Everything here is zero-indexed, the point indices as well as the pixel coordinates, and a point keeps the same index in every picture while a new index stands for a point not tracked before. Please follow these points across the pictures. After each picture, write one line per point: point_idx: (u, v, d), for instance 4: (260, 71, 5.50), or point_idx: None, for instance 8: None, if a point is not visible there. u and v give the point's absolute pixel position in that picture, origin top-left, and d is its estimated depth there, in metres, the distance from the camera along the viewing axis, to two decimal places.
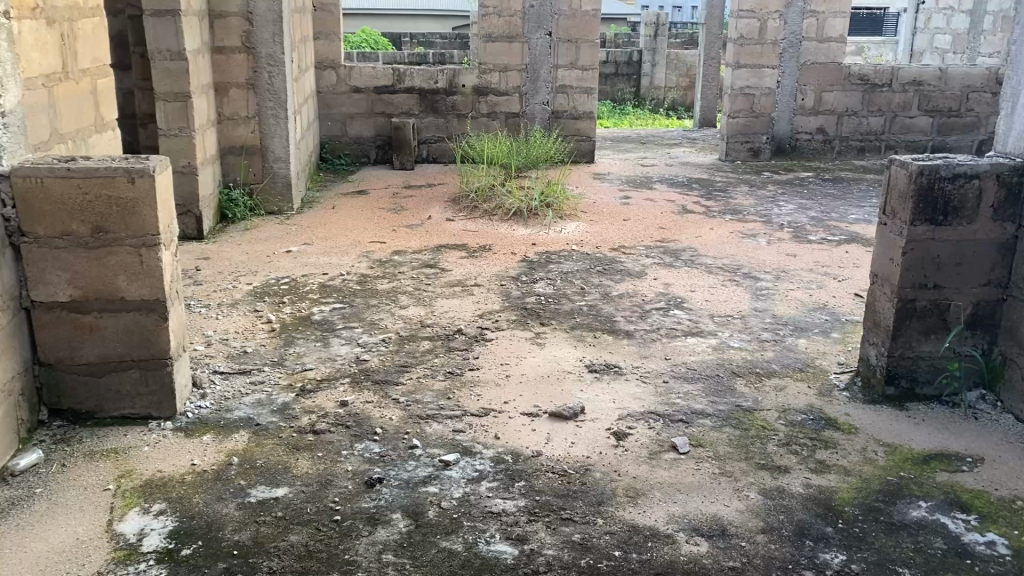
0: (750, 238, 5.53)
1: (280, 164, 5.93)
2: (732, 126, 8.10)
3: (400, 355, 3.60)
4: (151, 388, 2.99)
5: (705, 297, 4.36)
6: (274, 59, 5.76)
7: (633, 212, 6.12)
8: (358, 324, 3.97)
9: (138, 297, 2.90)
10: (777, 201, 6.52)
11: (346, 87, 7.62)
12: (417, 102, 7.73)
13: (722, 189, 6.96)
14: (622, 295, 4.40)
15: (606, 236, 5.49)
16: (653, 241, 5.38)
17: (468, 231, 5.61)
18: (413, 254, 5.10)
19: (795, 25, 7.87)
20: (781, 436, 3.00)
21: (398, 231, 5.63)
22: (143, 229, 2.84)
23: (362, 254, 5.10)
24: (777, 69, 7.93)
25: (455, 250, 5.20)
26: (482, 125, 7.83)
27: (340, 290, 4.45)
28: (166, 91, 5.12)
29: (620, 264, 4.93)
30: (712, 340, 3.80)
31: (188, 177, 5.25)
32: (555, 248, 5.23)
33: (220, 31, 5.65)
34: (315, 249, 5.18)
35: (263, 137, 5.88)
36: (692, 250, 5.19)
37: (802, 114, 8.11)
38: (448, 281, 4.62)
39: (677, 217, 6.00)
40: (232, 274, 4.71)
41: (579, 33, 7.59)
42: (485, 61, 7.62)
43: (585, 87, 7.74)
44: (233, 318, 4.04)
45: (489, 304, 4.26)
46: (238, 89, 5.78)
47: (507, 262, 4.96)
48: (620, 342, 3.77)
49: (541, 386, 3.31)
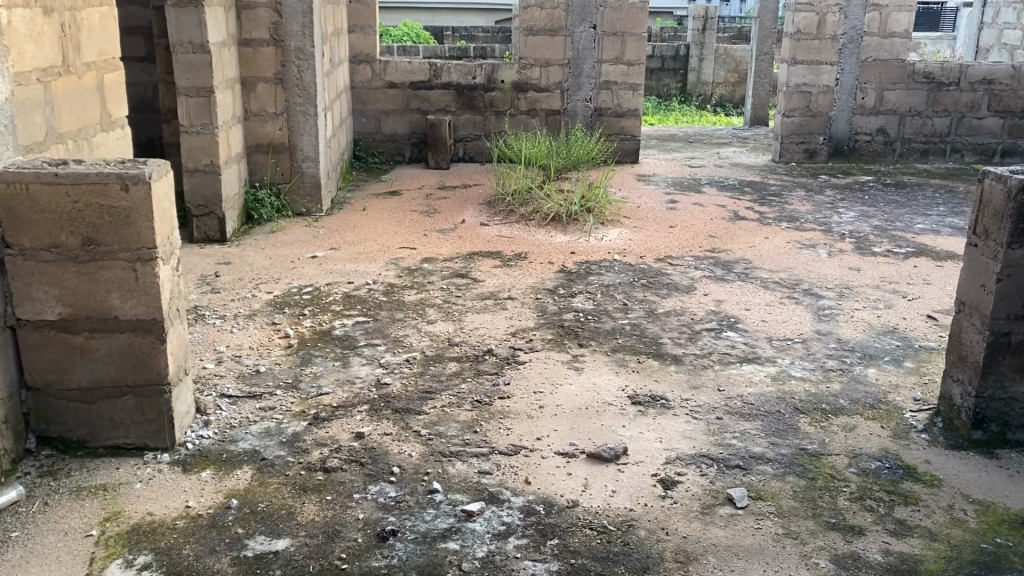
0: (808, 249, 5.12)
1: (308, 162, 5.66)
2: (787, 125, 7.65)
3: (424, 378, 3.28)
4: (147, 417, 2.71)
5: (761, 317, 3.99)
6: (304, 53, 5.49)
7: (680, 218, 5.73)
8: (382, 340, 3.66)
9: (133, 316, 2.62)
10: (836, 208, 6.09)
11: (381, 82, 7.34)
12: (454, 99, 7.41)
13: (777, 193, 6.54)
14: (669, 313, 4.03)
15: (651, 244, 5.12)
16: (703, 251, 5.00)
17: (504, 237, 5.27)
18: (443, 262, 4.79)
19: (856, 19, 7.39)
20: (854, 488, 2.62)
21: (429, 236, 5.31)
22: (138, 242, 2.55)
23: (390, 261, 4.79)
24: (835, 66, 7.46)
25: (490, 258, 4.87)
26: (522, 123, 7.49)
27: (364, 301, 4.15)
28: (188, 86, 4.86)
29: (666, 276, 4.56)
30: (770, 369, 3.43)
31: (211, 177, 5.00)
32: (596, 258, 4.88)
33: (248, 22, 5.39)
34: (342, 254, 4.89)
35: (293, 134, 5.61)
36: (745, 262, 4.80)
37: (861, 113, 7.63)
38: (480, 293, 4.29)
39: (728, 225, 5.60)
40: (253, 281, 4.45)
41: (625, 27, 7.20)
42: (526, 56, 7.28)
43: (631, 84, 7.36)
44: (248, 331, 3.76)
45: (523, 321, 3.92)
46: (265, 83, 5.51)
47: (544, 272, 4.63)
48: (667, 369, 3.42)
49: (578, 420, 2.97)
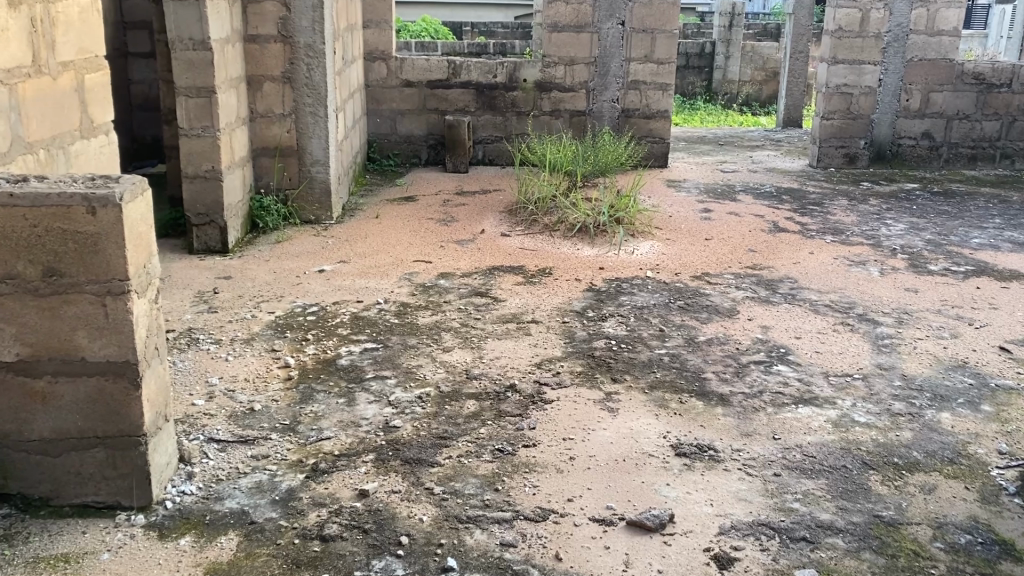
0: (858, 266, 4.70)
1: (318, 167, 5.30)
2: (826, 128, 7.21)
3: (438, 421, 2.90)
4: (120, 472, 2.34)
5: (814, 348, 3.59)
6: (314, 50, 5.13)
7: (716, 230, 5.32)
8: (392, 372, 3.29)
9: (102, 358, 2.25)
10: (883, 220, 5.66)
11: (397, 81, 6.97)
12: (473, 98, 7.03)
13: (818, 202, 6.12)
14: (712, 341, 3.64)
15: (687, 260, 4.72)
16: (743, 269, 4.60)
17: (527, 250, 4.89)
18: (461, 278, 4.41)
19: (901, 16, 6.94)
20: (943, 570, 2.21)
21: (446, 247, 4.93)
22: (108, 273, 2.19)
23: (404, 276, 4.42)
24: (879, 65, 7.00)
25: (511, 274, 4.49)
26: (544, 124, 7.10)
27: (374, 324, 3.78)
28: (188, 85, 4.50)
29: (705, 297, 4.17)
30: (830, 413, 3.04)
31: (212, 183, 4.65)
32: (627, 274, 4.49)
33: (255, 17, 5.04)
34: (352, 268, 4.52)
35: (301, 137, 5.25)
36: (791, 282, 4.40)
37: (905, 116, 7.18)
38: (501, 315, 3.91)
39: (769, 238, 5.19)
40: (253, 299, 4.09)
41: (656, 24, 6.79)
42: (550, 54, 6.89)
43: (661, 84, 6.94)
44: (245, 360, 3.39)
45: (549, 349, 3.54)
46: (273, 82, 5.15)
47: (571, 291, 4.24)
48: (713, 411, 3.02)
49: (615, 476, 2.58)
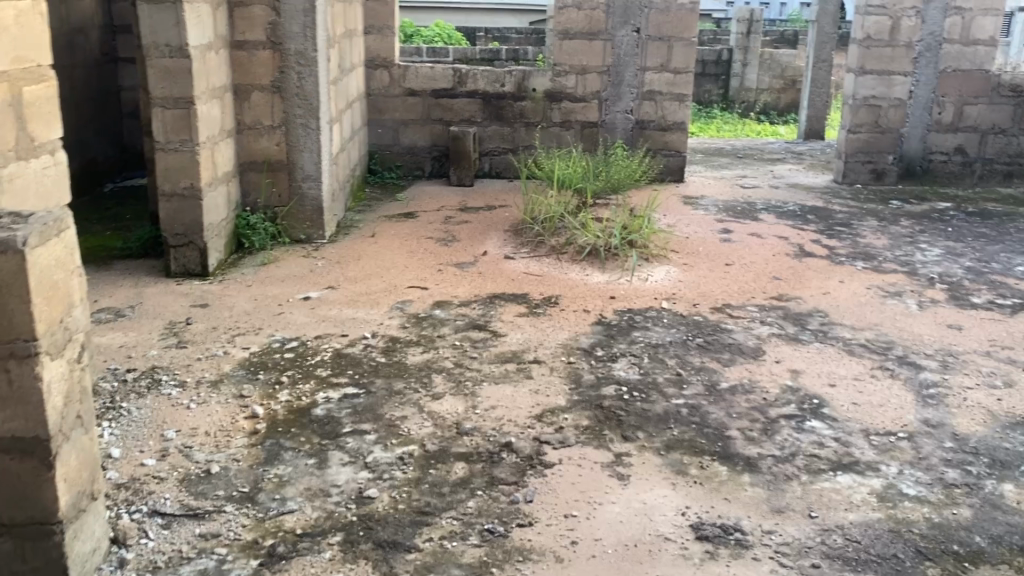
0: (893, 298, 4.29)
1: (310, 183, 4.92)
2: (853, 142, 6.78)
3: (420, 490, 2.51)
4: (30, 565, 1.96)
5: (851, 400, 3.19)
6: (306, 58, 4.76)
7: (736, 254, 4.92)
8: (372, 425, 2.90)
9: (6, 433, 1.88)
10: (918, 244, 5.24)
11: (399, 89, 6.60)
12: (479, 108, 6.66)
13: (846, 223, 5.71)
14: (736, 389, 3.23)
15: (706, 289, 4.32)
16: (768, 300, 4.19)
17: (531, 275, 4.50)
18: (459, 307, 4.02)
19: (935, 24, 6.50)
20: None
21: (444, 271, 4.54)
22: (10, 332, 1.82)
23: (395, 305, 4.03)
24: (910, 76, 6.58)
25: (513, 303, 4.10)
26: (554, 136, 6.70)
27: (358, 363, 3.39)
28: (164, 95, 4.13)
29: (727, 334, 3.76)
30: (874, 484, 2.63)
31: (191, 202, 4.27)
32: (640, 305, 4.09)
33: (242, 22, 4.67)
34: (340, 295, 4.14)
35: (292, 151, 4.88)
36: (821, 317, 3.99)
37: (937, 130, 6.74)
38: (500, 353, 3.52)
39: (795, 264, 4.77)
40: (228, 331, 3.71)
41: (673, 30, 6.40)
42: (561, 62, 6.50)
43: (678, 94, 6.55)
44: (209, 408, 3.01)
45: (552, 396, 3.14)
46: (261, 92, 4.78)
47: (578, 324, 3.84)
48: (739, 481, 2.62)
49: (625, 568, 2.19)
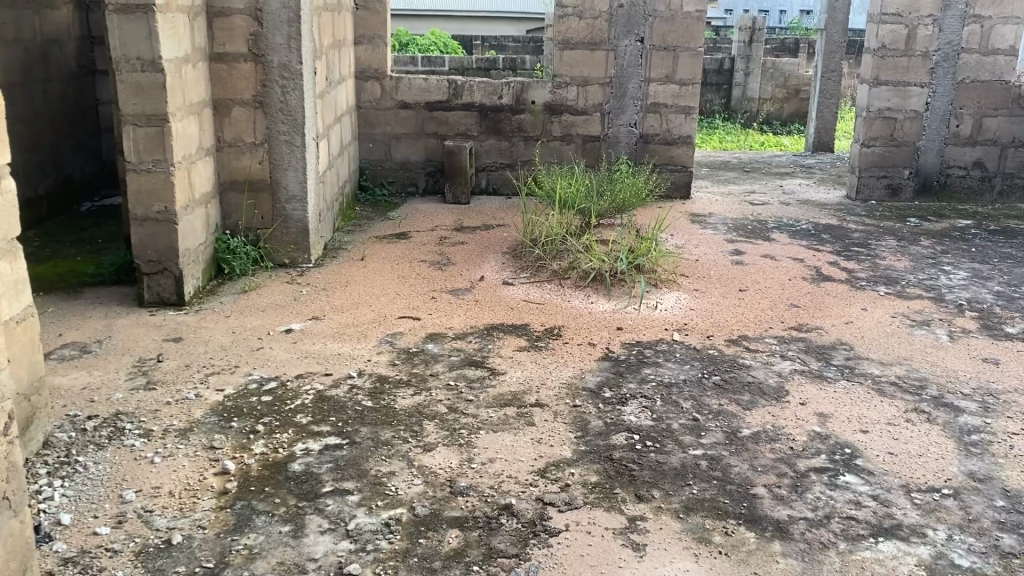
0: (921, 328, 3.99)
1: (294, 204, 4.64)
2: (867, 156, 6.49)
3: (408, 567, 2.21)
4: None
5: (887, 448, 2.88)
6: (290, 71, 4.48)
7: (750, 278, 4.62)
8: (356, 483, 2.60)
9: None
10: (941, 266, 4.95)
11: (392, 102, 6.32)
12: (476, 122, 6.37)
13: (863, 243, 5.42)
14: (758, 437, 2.93)
15: (720, 318, 4.02)
16: (786, 331, 3.89)
17: (532, 303, 4.20)
18: (453, 340, 3.72)
19: (953, 33, 6.21)
20: None
21: (438, 299, 4.25)
22: None
23: (385, 339, 3.73)
24: (926, 87, 6.30)
25: (512, 336, 3.80)
26: (554, 151, 6.42)
27: (342, 408, 3.09)
28: (136, 112, 3.84)
29: (744, 371, 3.47)
30: (922, 554, 2.32)
31: (165, 227, 3.98)
32: (650, 337, 3.80)
33: (221, 33, 4.39)
34: (325, 327, 3.85)
35: (274, 170, 4.60)
36: (845, 351, 3.69)
37: (955, 143, 6.46)
38: (499, 394, 3.22)
39: (813, 289, 4.48)
40: (201, 371, 3.41)
41: (679, 40, 6.12)
42: (561, 73, 6.22)
43: (684, 106, 6.27)
44: (175, 463, 2.70)
45: (557, 446, 2.84)
46: (242, 107, 4.50)
47: (583, 360, 3.55)
48: (770, 550, 2.32)
49: None
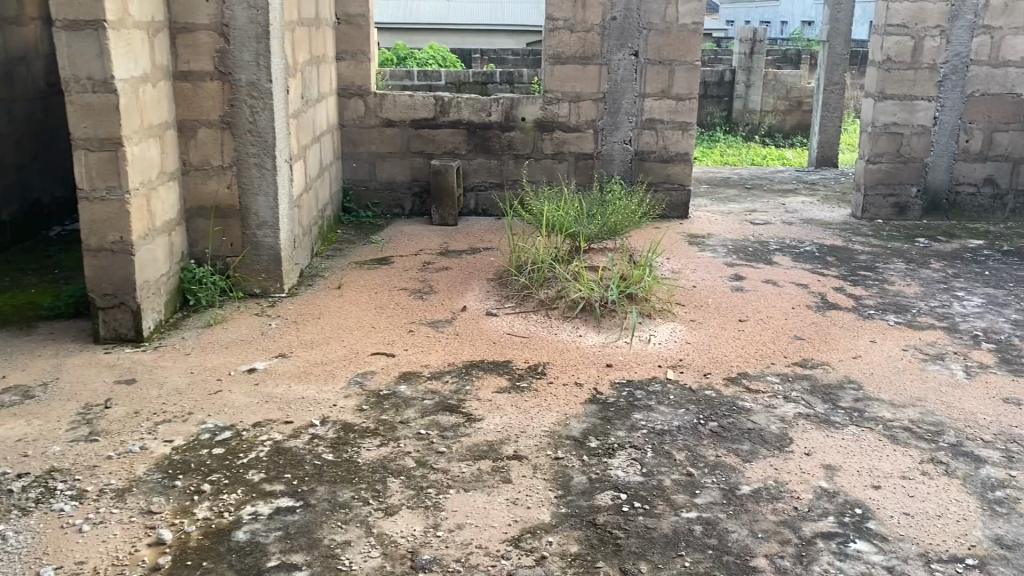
0: (935, 363, 3.70)
1: (265, 230, 4.37)
2: (872, 173, 6.22)
3: None
4: None
5: (902, 508, 2.59)
6: (258, 90, 4.22)
7: (751, 307, 4.33)
8: (305, 556, 2.31)
9: None
10: (953, 291, 4.66)
11: (376, 120, 6.06)
12: (464, 139, 6.11)
13: (870, 266, 5.13)
14: (759, 495, 2.64)
15: (718, 353, 3.73)
16: (789, 368, 3.60)
17: (516, 336, 3.92)
18: (428, 381, 3.43)
19: (962, 44, 5.94)
20: None
21: (416, 333, 3.96)
22: None
23: (354, 380, 3.45)
24: (934, 101, 6.03)
25: (493, 374, 3.51)
26: (545, 169, 6.15)
27: (299, 464, 2.80)
28: (87, 136, 3.58)
29: (744, 416, 3.18)
30: None
31: (121, 258, 3.71)
32: (641, 376, 3.50)
33: (185, 50, 4.13)
34: (291, 367, 3.56)
35: (243, 195, 4.33)
36: (853, 391, 3.40)
37: (964, 159, 6.17)
38: (474, 444, 2.93)
39: (817, 319, 4.19)
40: (151, 418, 3.13)
41: (675, 54, 5.86)
42: (552, 89, 5.96)
43: (680, 122, 6.01)
44: (105, 532, 2.42)
45: (534, 509, 2.55)
46: (208, 129, 4.24)
47: (568, 402, 3.25)
48: None
49: None
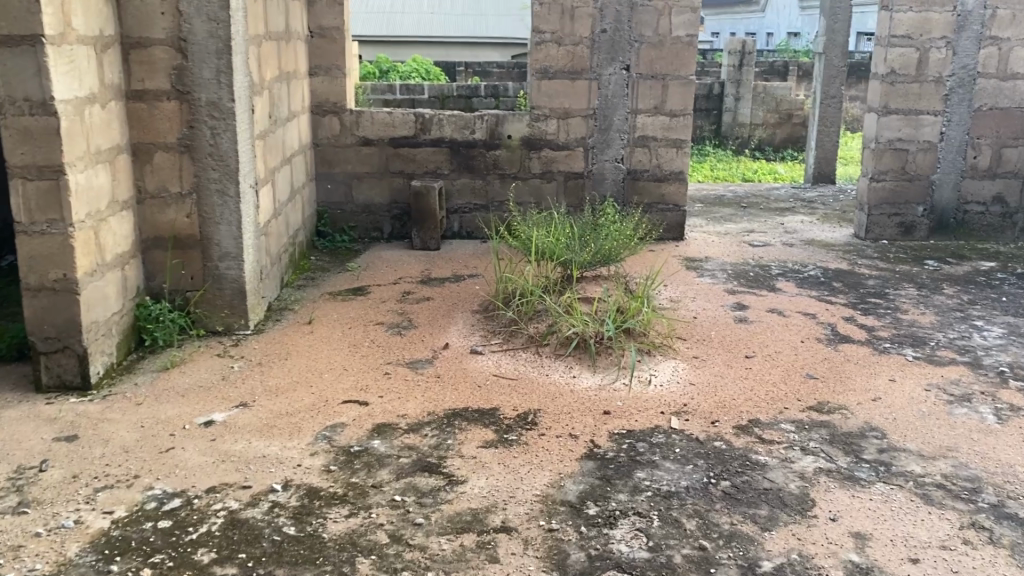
0: (961, 405, 3.37)
1: (229, 262, 4.03)
2: (876, 191, 5.92)
3: None
4: None
5: None
6: (220, 110, 3.88)
7: (758, 341, 4.00)
8: None
9: None
10: (971, 321, 4.35)
11: (353, 139, 5.72)
12: (447, 159, 5.77)
13: (879, 292, 4.82)
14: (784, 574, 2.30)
15: (725, 397, 3.40)
16: (804, 414, 3.27)
17: (503, 379, 3.57)
18: (405, 435, 3.08)
19: (969, 56, 5.66)
20: None
21: (393, 376, 3.61)
22: None
23: (322, 434, 3.09)
24: (940, 116, 5.75)
25: (478, 425, 3.16)
26: (533, 190, 5.82)
27: (255, 540, 2.45)
28: (25, 163, 3.22)
29: (759, 472, 2.84)
30: None
31: (64, 297, 3.35)
32: (641, 425, 3.16)
33: (139, 67, 3.79)
34: (253, 419, 3.21)
35: (205, 224, 3.99)
36: (876, 440, 3.07)
37: (972, 176, 5.89)
38: (456, 514, 2.57)
39: (829, 354, 3.87)
40: (90, 484, 2.76)
41: (668, 68, 5.56)
42: (539, 105, 5.64)
43: (675, 140, 5.70)
44: None
45: None
46: (166, 152, 3.89)
47: (561, 459, 2.90)
48: None
49: None
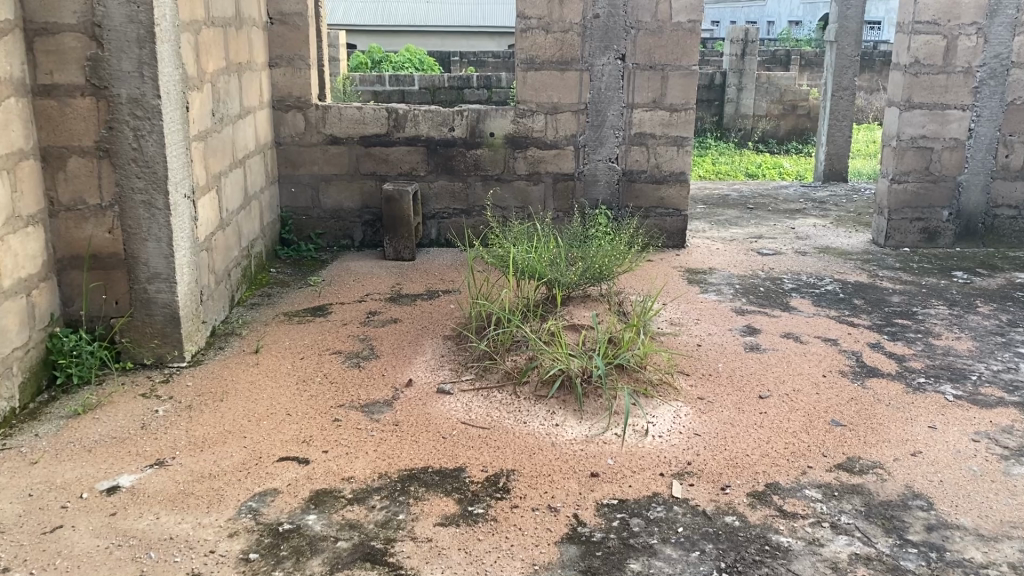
0: (1020, 463, 2.82)
1: (158, 284, 3.47)
2: (898, 194, 5.36)
3: None
4: None
5: None
6: (144, 108, 3.30)
7: (772, 376, 3.44)
8: None
9: None
10: (1017, 348, 3.79)
11: (319, 137, 5.15)
12: (423, 159, 5.21)
13: (907, 311, 4.27)
14: None
15: (737, 452, 2.84)
16: (831, 476, 2.72)
17: (474, 428, 3.01)
18: (348, 508, 2.52)
19: (1003, 43, 5.07)
20: None
21: (344, 424, 3.05)
22: None
23: (246, 507, 2.53)
24: (969, 110, 5.18)
25: (437, 493, 2.60)
26: (519, 193, 5.25)
27: None
28: None
29: (784, 562, 2.28)
30: None
31: None
32: (637, 492, 2.61)
33: (47, 59, 3.22)
34: (168, 486, 2.65)
35: (129, 240, 3.43)
36: (923, 514, 2.51)
37: (1004, 177, 5.33)
38: None
39: (857, 393, 3.31)
40: None
41: (668, 57, 4.99)
42: (525, 100, 5.07)
43: (675, 137, 5.13)
44: None
45: None
46: (81, 157, 3.33)
47: (537, 543, 2.35)
48: None
49: None
